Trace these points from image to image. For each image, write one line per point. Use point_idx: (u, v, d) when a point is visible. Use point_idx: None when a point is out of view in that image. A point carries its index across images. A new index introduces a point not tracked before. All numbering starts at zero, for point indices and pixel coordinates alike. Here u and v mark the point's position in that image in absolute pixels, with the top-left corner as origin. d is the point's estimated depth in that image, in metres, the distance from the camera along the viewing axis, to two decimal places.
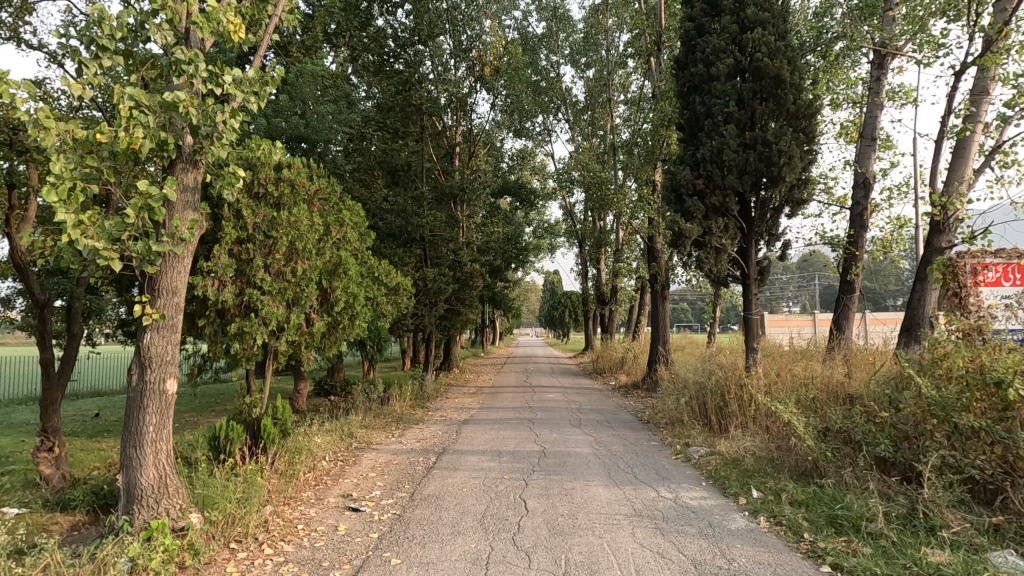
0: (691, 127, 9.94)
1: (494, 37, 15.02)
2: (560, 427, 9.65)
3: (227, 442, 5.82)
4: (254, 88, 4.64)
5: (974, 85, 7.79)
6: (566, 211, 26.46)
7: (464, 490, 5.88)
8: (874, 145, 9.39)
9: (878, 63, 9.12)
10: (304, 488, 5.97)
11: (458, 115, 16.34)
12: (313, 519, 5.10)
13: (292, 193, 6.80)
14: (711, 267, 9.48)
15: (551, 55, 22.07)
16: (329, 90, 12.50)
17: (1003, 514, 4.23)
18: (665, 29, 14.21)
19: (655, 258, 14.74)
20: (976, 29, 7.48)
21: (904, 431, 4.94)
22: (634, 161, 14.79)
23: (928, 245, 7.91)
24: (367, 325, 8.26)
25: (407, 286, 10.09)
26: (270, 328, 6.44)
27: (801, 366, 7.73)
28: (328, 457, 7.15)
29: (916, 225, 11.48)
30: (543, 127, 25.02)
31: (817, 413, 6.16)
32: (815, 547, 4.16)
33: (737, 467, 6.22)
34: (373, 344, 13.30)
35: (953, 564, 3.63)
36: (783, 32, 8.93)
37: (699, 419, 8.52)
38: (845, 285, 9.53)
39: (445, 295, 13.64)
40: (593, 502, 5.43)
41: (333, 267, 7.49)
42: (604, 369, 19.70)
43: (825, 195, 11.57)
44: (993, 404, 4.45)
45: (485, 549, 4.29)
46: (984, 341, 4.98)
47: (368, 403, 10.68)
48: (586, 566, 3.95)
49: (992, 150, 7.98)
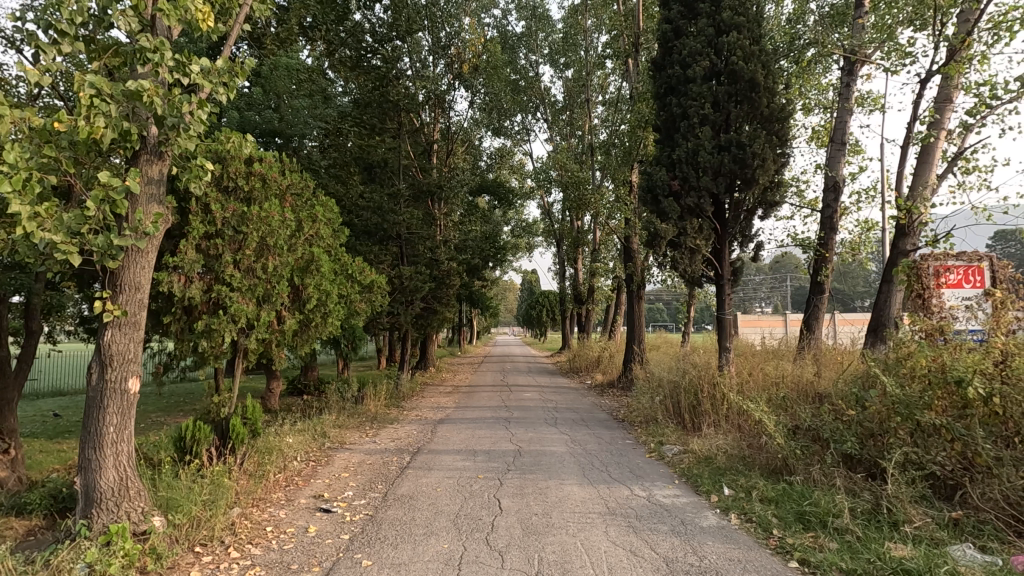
0: (667, 129, 10.02)
1: (473, 35, 14.99)
2: (536, 426, 9.65)
3: (193, 443, 5.65)
4: (223, 78, 4.55)
5: (938, 93, 8.05)
6: (544, 210, 26.52)
7: (438, 491, 5.82)
8: (844, 149, 9.62)
9: (849, 70, 9.32)
10: (274, 489, 5.86)
11: (435, 112, 16.26)
12: (283, 521, 5.00)
13: (263, 187, 6.63)
14: (686, 267, 9.63)
15: (530, 54, 22.03)
16: (304, 85, 12.18)
17: (962, 509, 4.35)
18: (643, 31, 14.34)
19: (631, 258, 14.86)
20: (941, 38, 7.71)
21: (869, 428, 5.06)
22: (612, 161, 14.88)
23: (895, 248, 8.12)
24: (340, 324, 8.14)
25: (381, 284, 9.94)
26: (239, 326, 6.29)
27: (772, 366, 7.87)
28: (300, 457, 7.02)
29: (883, 228, 11.77)
30: (522, 126, 24.96)
31: (787, 411, 6.27)
32: (783, 544, 4.23)
33: (709, 465, 6.30)
34: (347, 342, 13.11)
35: (915, 558, 3.69)
36: (758, 36, 9.10)
37: (672, 418, 8.62)
38: (816, 286, 9.71)
39: (421, 293, 13.55)
40: (567, 501, 5.44)
41: (305, 264, 7.33)
42: (580, 368, 19.79)
43: (798, 198, 11.80)
44: (953, 402, 4.62)
45: (458, 549, 4.25)
46: (945, 342, 5.15)
47: (342, 403, 10.51)
48: (559, 565, 3.95)
49: (955, 157, 8.23)
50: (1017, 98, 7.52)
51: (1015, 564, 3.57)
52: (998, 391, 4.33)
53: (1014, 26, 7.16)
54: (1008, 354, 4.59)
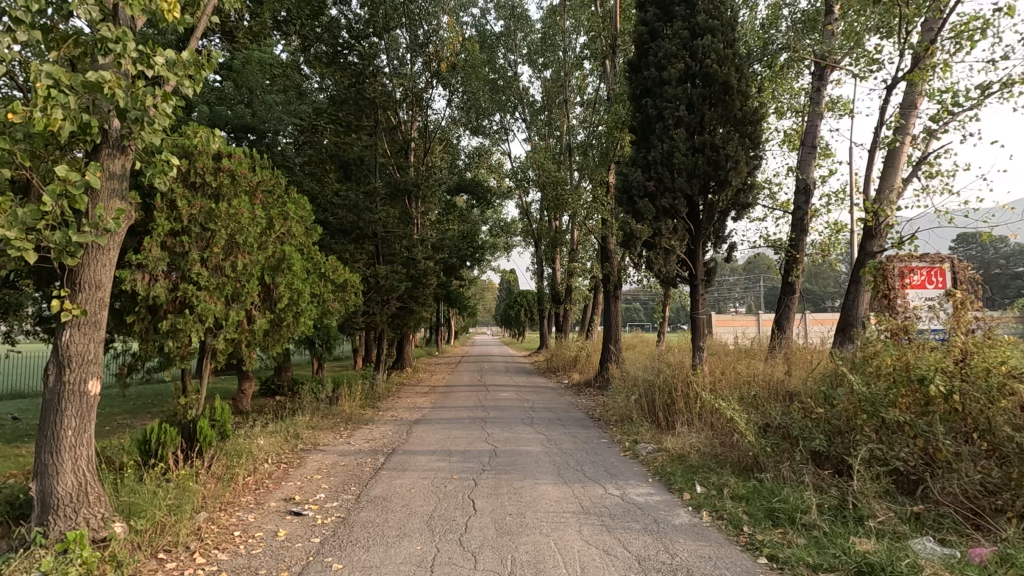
0: (643, 130, 10.10)
1: (451, 33, 14.92)
2: (512, 426, 9.64)
3: (158, 446, 5.47)
4: (190, 71, 4.44)
5: (903, 99, 8.28)
6: (522, 210, 26.53)
7: (413, 492, 5.77)
8: (814, 153, 9.83)
9: (820, 75, 9.51)
10: (243, 492, 5.73)
11: (413, 110, 16.16)
12: (251, 525, 4.89)
13: (232, 184, 6.48)
14: (660, 267, 9.75)
15: (509, 53, 21.94)
16: (279, 80, 12.12)
17: (923, 503, 4.47)
18: (621, 33, 14.44)
19: (609, 259, 14.94)
20: (907, 46, 7.92)
21: (837, 426, 5.17)
22: (590, 161, 14.98)
23: (862, 249, 8.33)
24: (313, 323, 8.01)
25: (355, 284, 9.81)
26: (207, 325, 6.12)
27: (744, 365, 7.98)
28: (271, 459, 6.89)
29: (851, 230, 12.04)
30: (501, 126, 24.90)
31: (757, 410, 6.39)
32: (753, 540, 4.30)
33: (682, 464, 6.37)
34: (322, 342, 12.92)
35: (879, 552, 3.77)
36: (731, 40, 9.24)
37: (647, 417, 8.71)
38: (787, 287, 9.88)
39: (397, 292, 13.40)
40: (541, 500, 5.43)
41: (276, 262, 7.18)
42: (557, 367, 19.86)
43: (770, 200, 12.03)
44: (916, 399, 4.74)
45: (431, 551, 4.21)
46: (909, 341, 5.29)
47: (316, 403, 10.35)
48: (532, 565, 3.94)
49: (919, 161, 8.48)
50: (977, 105, 7.79)
51: (972, 556, 3.67)
52: (958, 388, 4.46)
53: (975, 36, 7.41)
54: (967, 353, 4.75)
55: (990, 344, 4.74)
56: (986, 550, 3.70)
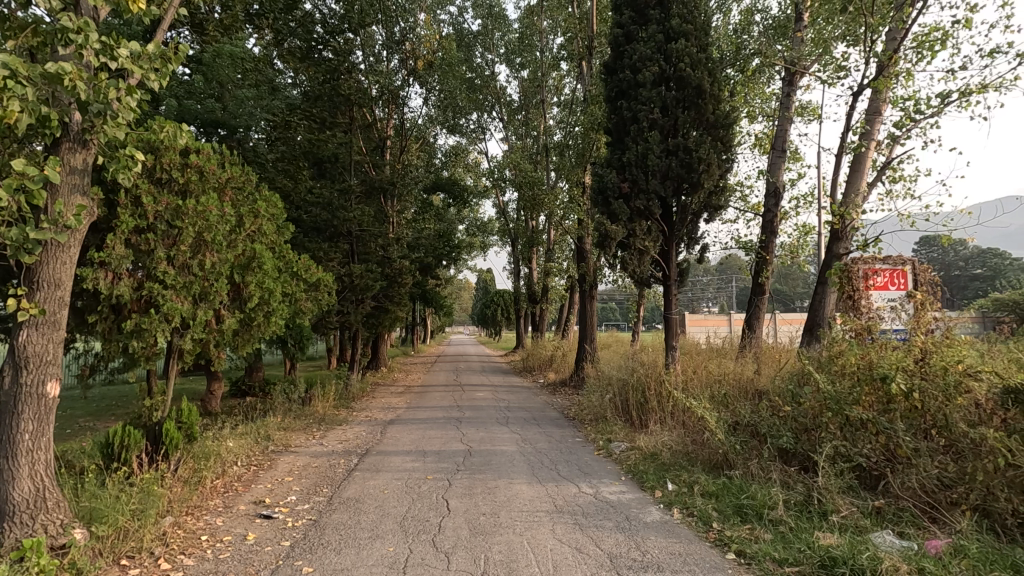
0: (618, 132, 10.23)
1: (428, 31, 15.02)
2: (487, 426, 9.63)
3: (121, 449, 5.30)
4: (155, 65, 4.34)
5: (869, 106, 8.53)
6: (499, 209, 26.53)
7: (386, 493, 5.72)
8: (784, 157, 10.06)
9: (789, 80, 9.73)
10: (211, 496, 5.61)
11: (389, 108, 16.08)
12: (219, 529, 4.79)
13: (200, 181, 6.29)
14: (635, 268, 9.88)
15: (486, 53, 21.86)
16: (251, 74, 11.72)
17: (884, 498, 4.61)
18: (597, 35, 14.55)
19: (584, 259, 15.03)
20: (872, 55, 8.16)
21: (803, 423, 5.30)
22: (566, 162, 15.07)
23: (829, 251, 8.54)
24: (285, 323, 7.89)
25: (329, 283, 9.67)
26: (173, 325, 5.96)
27: (715, 364, 8.15)
28: (241, 461, 6.75)
29: (819, 232, 12.33)
30: (477, 125, 24.84)
31: (728, 408, 6.53)
32: (722, 536, 4.38)
33: (654, 462, 6.46)
34: (294, 341, 12.72)
35: (841, 546, 3.87)
36: (704, 44, 9.37)
37: (621, 416, 8.81)
38: (757, 287, 10.09)
39: (372, 292, 13.28)
40: (515, 500, 5.45)
41: (245, 261, 7.03)
42: (533, 367, 19.91)
43: (742, 202, 12.27)
44: (878, 397, 4.90)
45: (403, 552, 4.19)
46: (872, 340, 5.45)
47: (287, 404, 10.16)
48: (505, 565, 3.95)
49: (883, 166, 8.75)
50: (938, 113, 8.07)
51: (928, 548, 3.81)
52: (918, 387, 4.62)
53: (936, 46, 7.67)
54: (926, 352, 4.92)
55: (947, 344, 4.92)
56: (942, 542, 3.84)
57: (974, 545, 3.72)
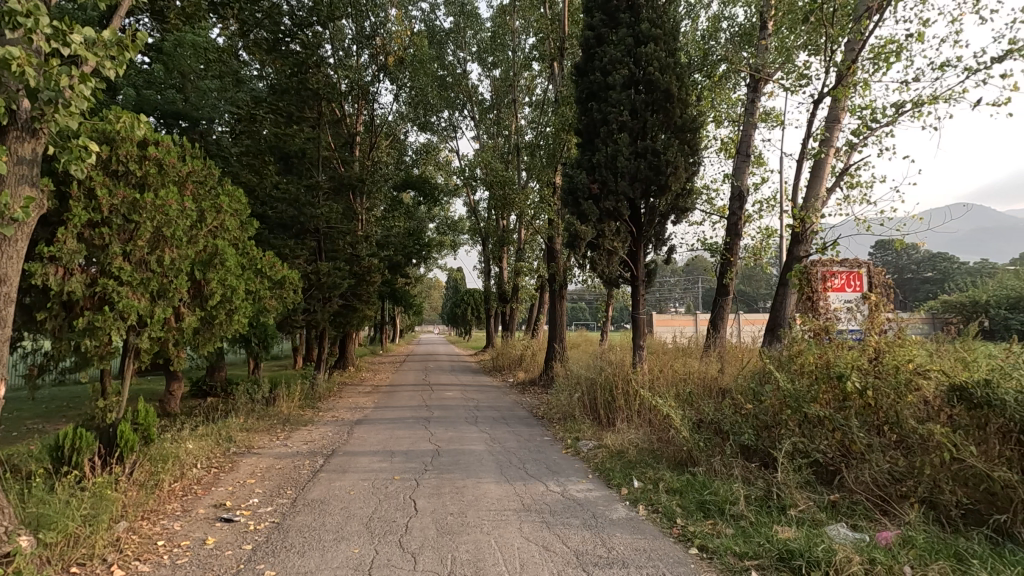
0: (588, 133, 10.35)
1: (399, 27, 14.95)
2: (456, 425, 9.60)
3: (73, 453, 5.08)
4: (112, 52, 4.18)
5: (828, 113, 8.82)
6: (470, 208, 26.46)
7: (352, 494, 5.64)
8: (748, 161, 10.32)
9: (754, 87, 9.99)
10: (169, 500, 5.44)
11: (359, 104, 15.89)
12: (177, 533, 4.64)
13: (159, 174, 6.07)
14: (603, 268, 9.99)
15: (458, 51, 21.73)
16: (214, 65, 11.32)
17: (839, 492, 4.79)
18: (568, 36, 14.64)
19: (554, 259, 15.12)
20: (832, 64, 8.45)
21: (764, 421, 5.46)
22: (537, 162, 15.14)
23: (790, 253, 8.81)
24: (248, 321, 7.70)
25: (294, 281, 9.46)
26: (129, 324, 5.75)
27: (681, 363, 8.31)
28: (201, 464, 6.56)
29: (781, 235, 12.69)
30: (449, 123, 24.71)
31: (692, 406, 6.68)
32: (686, 531, 4.48)
33: (621, 459, 6.54)
34: (258, 340, 12.42)
35: (798, 539, 4.00)
36: (673, 49, 9.54)
37: (589, 414, 8.91)
38: (722, 288, 10.31)
39: (340, 290, 13.07)
40: (483, 499, 5.44)
41: (207, 257, 6.83)
42: (503, 366, 19.91)
43: (708, 205, 12.55)
44: (835, 395, 5.06)
45: (369, 553, 4.14)
46: (829, 340, 5.64)
47: (250, 405, 9.91)
48: (472, 564, 3.94)
49: (841, 172, 9.07)
50: (892, 122, 8.40)
51: (879, 540, 3.97)
52: (871, 385, 4.80)
53: (891, 58, 7.99)
54: (879, 352, 5.12)
55: (899, 344, 5.12)
56: (891, 534, 4.01)
57: (920, 536, 3.90)
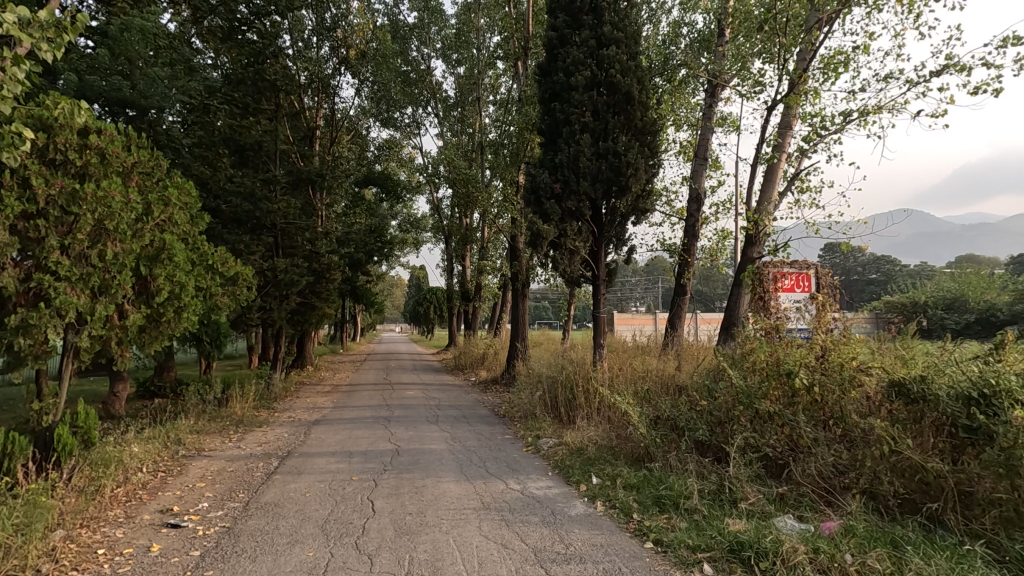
0: (551, 133, 10.44)
1: (361, 20, 14.73)
2: (416, 424, 9.49)
3: (3, 459, 4.76)
4: (49, 34, 3.96)
5: (781, 120, 9.14)
6: (433, 205, 26.23)
7: (307, 496, 5.51)
8: (705, 164, 10.58)
9: (712, 92, 10.26)
10: (111, 506, 5.19)
11: (319, 97, 15.54)
12: (119, 541, 4.43)
13: (102, 163, 5.76)
14: (565, 267, 10.08)
15: (422, 46, 21.48)
16: (165, 52, 10.73)
17: (787, 485, 4.98)
18: (532, 36, 14.74)
19: (517, 258, 15.13)
20: (784, 73, 8.75)
21: (717, 417, 5.63)
22: (501, 161, 15.14)
23: (744, 254, 9.09)
24: (198, 319, 7.42)
25: (248, 277, 9.13)
26: (67, 321, 5.46)
27: (640, 361, 8.45)
28: (147, 467, 6.28)
29: (736, 237, 13.05)
30: (412, 120, 24.42)
31: (649, 403, 6.82)
32: (641, 526, 4.56)
33: (581, 456, 6.62)
34: (210, 339, 11.98)
35: (748, 531, 4.13)
36: (634, 52, 9.70)
37: (550, 412, 8.97)
38: (679, 288, 10.52)
39: (298, 287, 12.74)
40: (442, 498, 5.40)
41: (154, 252, 6.55)
42: (465, 365, 19.82)
43: (667, 207, 12.80)
44: (784, 392, 5.23)
45: (324, 556, 4.05)
46: (779, 338, 5.81)
47: (201, 406, 9.54)
48: (430, 564, 3.91)
49: (793, 177, 9.39)
50: (841, 130, 8.75)
51: (823, 530, 4.14)
52: (818, 381, 4.98)
53: (839, 68, 8.34)
54: (826, 350, 5.32)
55: (844, 342, 5.31)
56: (834, 524, 4.19)
57: (861, 525, 4.09)
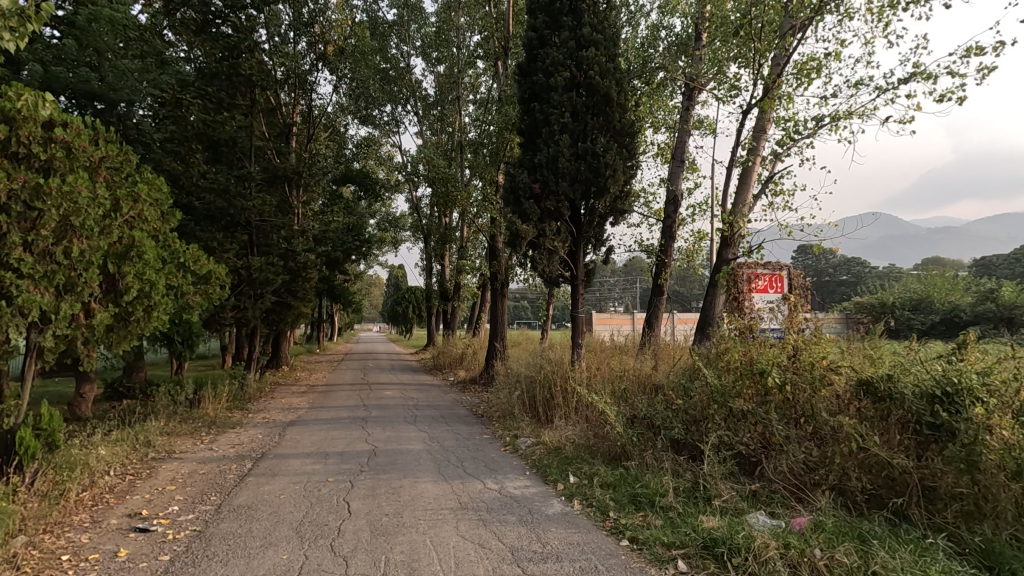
0: (530, 133, 10.47)
1: (339, 16, 14.57)
2: (394, 425, 9.42)
3: None
4: (11, 23, 3.83)
5: (755, 124, 9.31)
6: (412, 204, 26.06)
7: (282, 498, 5.43)
8: (682, 166, 10.72)
9: (689, 95, 10.40)
10: (77, 511, 5.04)
11: (296, 93, 15.33)
12: (85, 546, 4.31)
13: (68, 158, 5.59)
14: (544, 267, 10.11)
15: (401, 44, 21.31)
16: (135, 44, 10.54)
17: (759, 481, 5.09)
18: (512, 36, 14.78)
19: (496, 258, 15.12)
20: (759, 78, 8.91)
21: (692, 415, 5.71)
22: (481, 161, 15.12)
23: (720, 255, 9.22)
24: (169, 319, 7.25)
25: (221, 275, 8.93)
26: (30, 320, 5.28)
27: (617, 361, 8.52)
28: (114, 471, 6.12)
29: (712, 239, 13.25)
30: (391, 117, 24.21)
31: (626, 402, 6.88)
32: (617, 524, 4.61)
33: (558, 455, 6.66)
34: (182, 338, 11.70)
35: (721, 528, 4.20)
36: (613, 54, 9.79)
37: (528, 412, 9.00)
38: (657, 288, 10.64)
39: (273, 286, 12.55)
40: (420, 499, 5.37)
41: (123, 250, 6.39)
42: (444, 365, 19.72)
43: (645, 208, 12.92)
44: (757, 390, 5.33)
45: (299, 559, 4.00)
46: (753, 338, 5.92)
47: (172, 407, 9.32)
48: (406, 565, 3.89)
49: (767, 180, 9.58)
50: (813, 135, 8.95)
51: (794, 525, 4.24)
52: (790, 380, 5.08)
53: (812, 74, 8.53)
54: (798, 349, 5.43)
55: (815, 341, 5.43)
56: (804, 519, 4.29)
57: (829, 520, 4.20)
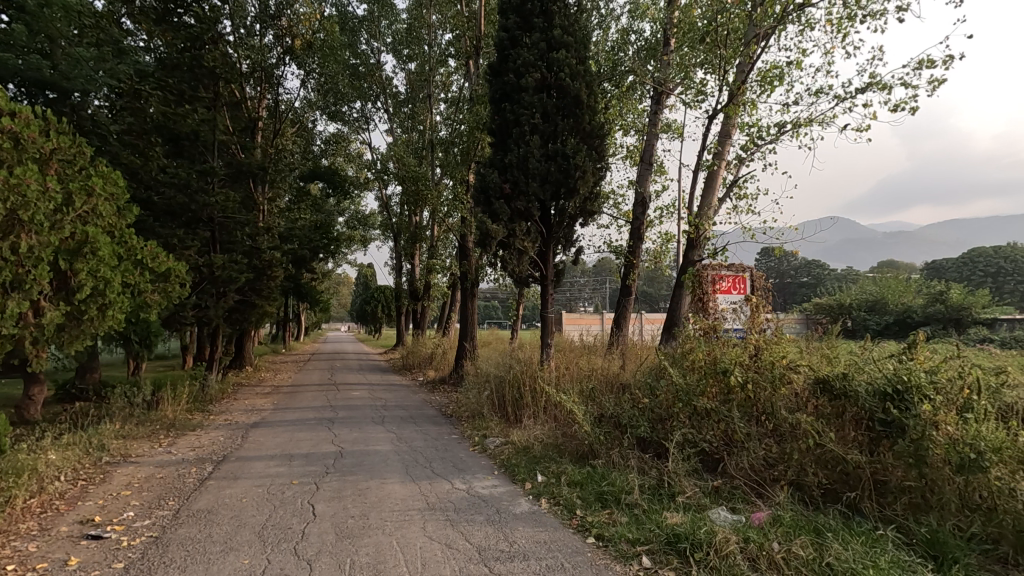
0: (501, 133, 10.48)
1: (308, 10, 14.29)
2: (361, 425, 9.30)
3: None
4: None
5: (721, 128, 9.52)
6: (382, 202, 25.75)
7: (244, 502, 5.29)
8: (651, 169, 10.88)
9: (657, 99, 10.58)
10: (23, 519, 4.82)
11: (262, 87, 15.10)
12: (32, 556, 4.12)
13: (16, 149, 5.34)
14: (514, 267, 10.12)
15: (371, 40, 21.00)
16: (90, 31, 10.01)
17: (721, 478, 5.21)
18: (484, 35, 14.76)
19: (467, 257, 15.08)
20: (725, 84, 9.12)
21: (658, 414, 5.81)
22: (452, 160, 15.05)
23: (686, 257, 9.39)
24: (125, 317, 7.01)
25: (182, 273, 8.64)
26: None
27: (586, 360, 8.61)
28: (64, 476, 5.87)
29: (679, 240, 13.48)
30: (361, 114, 23.85)
31: (594, 401, 6.96)
32: (584, 522, 4.66)
33: (526, 455, 6.68)
34: (139, 338, 11.29)
35: (684, 524, 4.29)
36: (583, 57, 9.90)
37: (497, 412, 9.01)
38: (625, 289, 10.77)
39: (236, 284, 12.24)
40: (386, 500, 5.32)
41: (75, 246, 6.13)
42: (413, 365, 19.57)
43: (614, 210, 13.06)
44: (720, 389, 5.46)
45: (261, 564, 3.92)
46: (717, 337, 6.05)
47: (128, 409, 8.99)
48: (372, 567, 3.85)
49: (731, 184, 9.81)
50: (775, 140, 9.21)
51: (753, 520, 4.36)
52: (751, 379, 5.22)
53: (775, 82, 8.77)
54: (759, 349, 5.58)
55: (775, 341, 5.59)
56: (763, 514, 4.41)
57: (787, 514, 4.33)
